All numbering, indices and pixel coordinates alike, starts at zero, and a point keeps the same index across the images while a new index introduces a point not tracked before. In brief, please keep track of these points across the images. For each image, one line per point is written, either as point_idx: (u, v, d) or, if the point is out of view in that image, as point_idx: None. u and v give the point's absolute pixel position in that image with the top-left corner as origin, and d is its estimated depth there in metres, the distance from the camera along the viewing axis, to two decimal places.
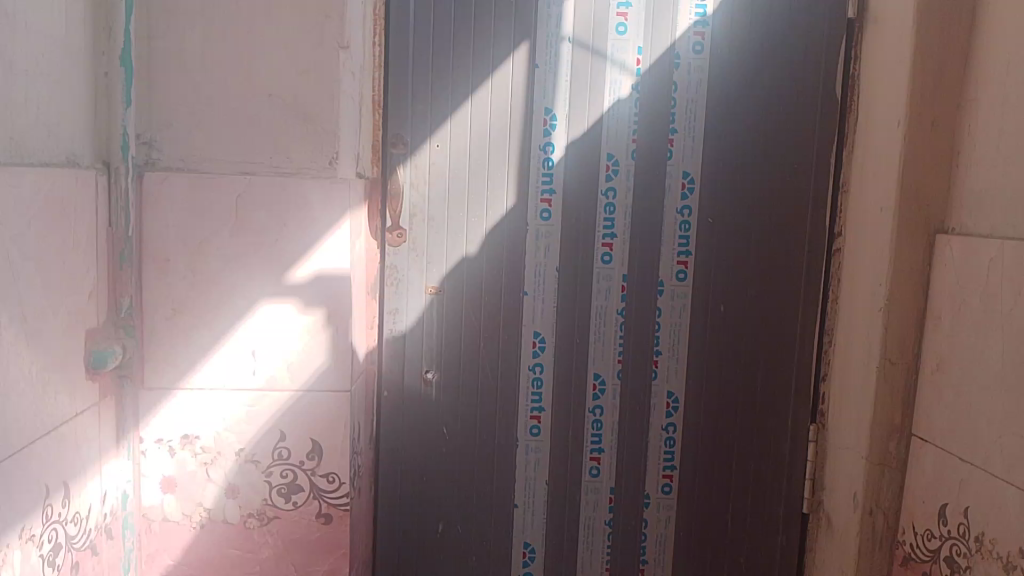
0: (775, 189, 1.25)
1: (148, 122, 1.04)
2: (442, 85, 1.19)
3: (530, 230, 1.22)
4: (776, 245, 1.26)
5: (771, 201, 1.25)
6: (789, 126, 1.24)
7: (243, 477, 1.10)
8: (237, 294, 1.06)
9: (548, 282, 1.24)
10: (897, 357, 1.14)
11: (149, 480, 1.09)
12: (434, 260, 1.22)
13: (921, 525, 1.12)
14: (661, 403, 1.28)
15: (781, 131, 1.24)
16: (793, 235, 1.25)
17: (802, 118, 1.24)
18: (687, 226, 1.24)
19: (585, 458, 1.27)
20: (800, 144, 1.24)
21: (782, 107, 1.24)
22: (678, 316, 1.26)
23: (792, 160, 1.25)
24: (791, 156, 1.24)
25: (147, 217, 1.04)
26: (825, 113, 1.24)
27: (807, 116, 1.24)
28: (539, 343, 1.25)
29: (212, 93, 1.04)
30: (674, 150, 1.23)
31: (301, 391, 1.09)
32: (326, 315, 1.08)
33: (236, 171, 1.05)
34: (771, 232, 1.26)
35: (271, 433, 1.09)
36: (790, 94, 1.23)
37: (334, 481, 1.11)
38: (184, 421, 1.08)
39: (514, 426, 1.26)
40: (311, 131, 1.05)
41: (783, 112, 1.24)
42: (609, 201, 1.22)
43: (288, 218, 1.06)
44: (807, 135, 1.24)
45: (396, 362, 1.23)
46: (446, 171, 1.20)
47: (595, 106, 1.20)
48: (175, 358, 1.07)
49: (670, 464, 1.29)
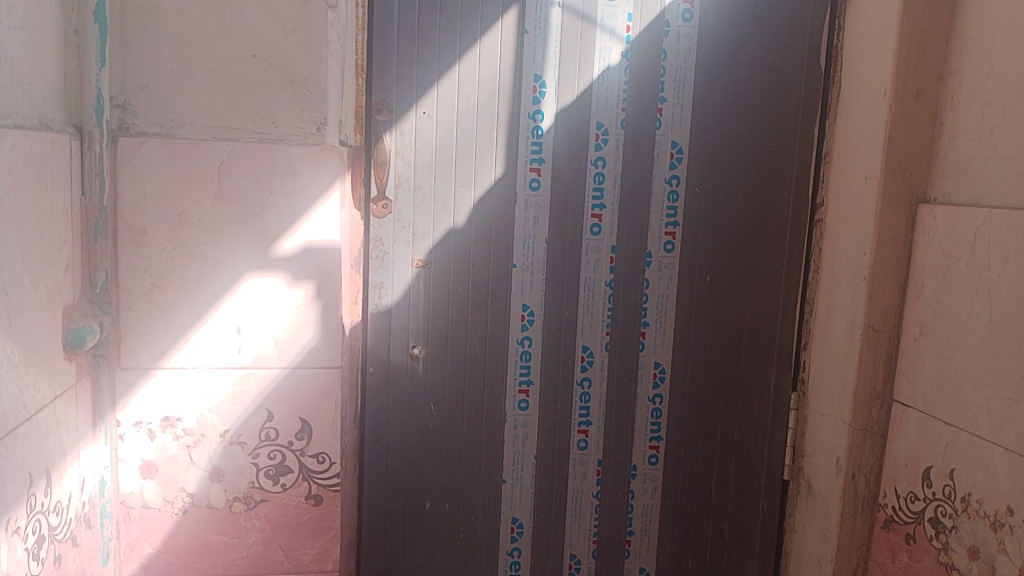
0: (759, 160, 1.26)
1: (121, 83, 0.97)
2: (429, 51, 1.15)
3: (518, 200, 1.20)
4: (759, 217, 1.27)
5: (756, 172, 1.26)
6: (774, 97, 1.25)
7: (228, 460, 1.05)
8: (221, 267, 1.01)
9: (537, 253, 1.22)
10: (881, 325, 1.17)
11: (127, 466, 1.03)
12: (421, 232, 1.18)
13: (904, 487, 1.15)
14: (647, 374, 1.28)
15: (766, 102, 1.25)
16: (777, 206, 1.27)
17: (786, 89, 1.25)
18: (676, 195, 1.24)
19: (573, 432, 1.27)
20: (784, 115, 1.25)
21: (767, 77, 1.24)
22: (665, 287, 1.26)
23: (776, 130, 1.26)
24: (776, 127, 1.26)
25: (123, 186, 0.98)
26: (808, 85, 1.25)
27: (791, 88, 1.25)
28: (528, 316, 1.23)
29: (190, 53, 0.98)
30: (663, 119, 1.22)
31: (288, 369, 1.05)
32: (316, 289, 1.04)
33: (217, 137, 0.99)
34: (755, 203, 1.27)
35: (257, 413, 1.05)
36: (774, 64, 1.24)
37: (323, 462, 1.08)
38: (165, 401, 1.03)
39: (501, 400, 1.24)
40: (297, 96, 1.00)
41: (768, 83, 1.25)
42: (598, 171, 1.21)
43: (275, 187, 1.01)
44: (790, 106, 1.25)
45: (382, 337, 1.20)
46: (433, 139, 1.17)
47: (585, 73, 1.18)
48: (154, 336, 1.01)
49: (657, 435, 1.30)
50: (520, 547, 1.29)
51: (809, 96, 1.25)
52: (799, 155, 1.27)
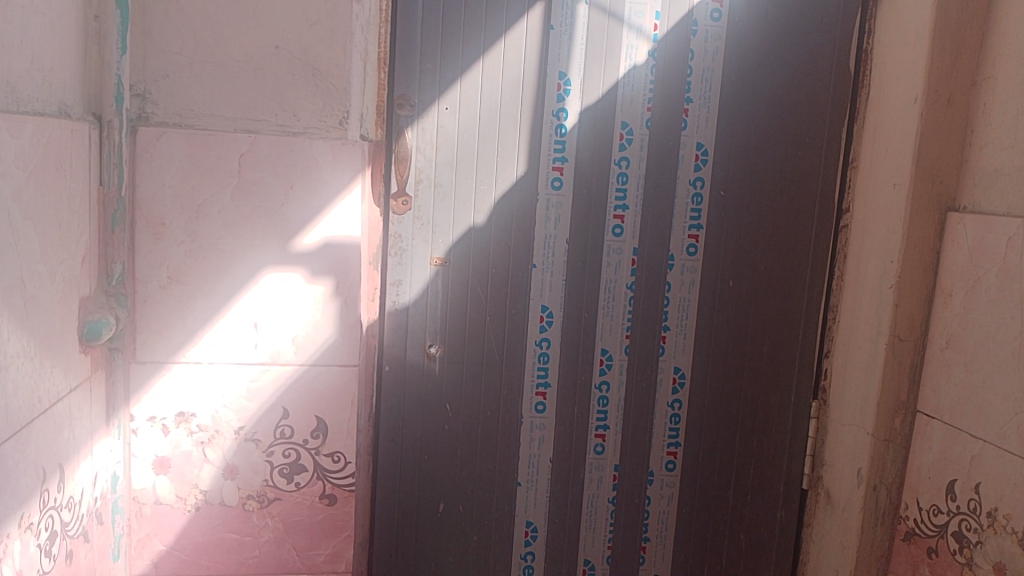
0: (784, 164, 1.24)
1: (142, 72, 0.95)
2: (452, 46, 1.13)
3: (540, 199, 1.19)
4: (783, 221, 1.26)
5: (782, 177, 1.25)
6: (801, 100, 1.23)
7: (243, 457, 1.03)
8: (238, 261, 0.99)
9: (557, 253, 1.20)
10: (907, 335, 1.15)
11: (140, 461, 1.02)
12: (441, 229, 1.17)
13: (927, 500, 1.13)
14: (667, 379, 1.26)
15: (793, 105, 1.23)
16: (801, 211, 1.26)
17: (813, 93, 1.23)
18: (700, 198, 1.23)
19: (589, 435, 1.25)
20: (810, 119, 1.24)
21: (794, 80, 1.23)
22: (687, 291, 1.25)
23: (802, 134, 1.24)
24: (802, 131, 1.24)
25: (141, 176, 0.96)
26: (836, 88, 1.23)
27: (818, 91, 1.23)
28: (547, 317, 1.21)
29: (212, 42, 0.96)
30: (688, 120, 1.21)
31: (306, 366, 1.03)
32: (334, 286, 1.02)
33: (238, 128, 0.98)
34: (780, 207, 1.25)
35: (273, 410, 1.03)
36: (802, 67, 1.23)
37: (339, 461, 1.06)
38: (179, 396, 1.01)
39: (518, 402, 1.22)
40: (320, 89, 0.99)
41: (794, 86, 1.23)
42: (622, 171, 1.20)
43: (295, 180, 0.99)
44: (817, 110, 1.24)
45: (398, 336, 1.18)
46: (455, 136, 1.15)
47: (611, 72, 1.17)
48: (170, 330, 0.99)
49: (675, 441, 1.28)
50: (533, 551, 1.27)
51: (836, 101, 1.24)
52: (825, 160, 1.25)
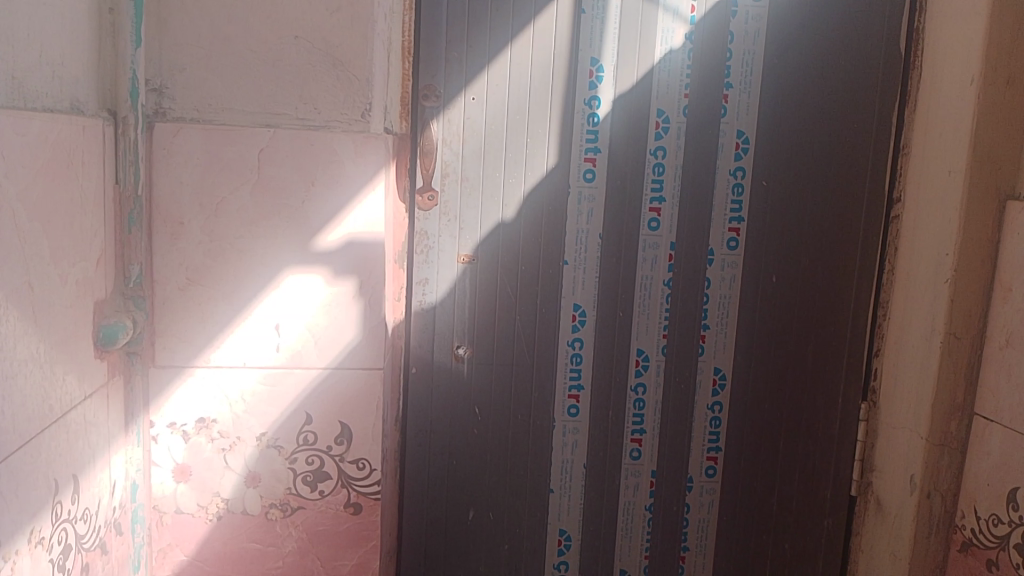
0: (827, 151, 1.18)
1: (157, 65, 0.92)
2: (479, 33, 1.09)
3: (571, 191, 1.13)
4: (830, 213, 1.19)
5: (827, 167, 1.18)
6: (846, 85, 1.17)
7: (265, 464, 1.00)
8: (258, 261, 0.95)
9: (590, 249, 1.15)
10: (963, 333, 1.08)
11: (160, 469, 0.99)
12: (468, 225, 1.12)
13: (986, 509, 1.07)
14: (706, 381, 1.21)
15: (839, 90, 1.17)
16: (847, 204, 1.19)
17: (859, 76, 1.17)
18: (740, 189, 1.17)
19: (625, 440, 1.20)
20: (856, 104, 1.18)
21: (839, 64, 1.17)
22: (727, 288, 1.19)
23: (849, 120, 1.18)
24: (847, 116, 1.18)
25: (159, 174, 0.93)
26: (885, 72, 1.17)
27: (864, 75, 1.17)
28: (580, 316, 1.16)
29: (230, 33, 0.92)
30: (728, 107, 1.15)
31: (328, 369, 0.99)
32: (358, 285, 0.98)
33: (258, 122, 0.94)
34: (826, 198, 1.19)
35: (295, 416, 0.99)
36: (847, 49, 1.17)
37: (364, 468, 1.01)
38: (199, 403, 0.97)
39: (550, 405, 1.17)
40: (341, 79, 0.95)
41: (839, 70, 1.17)
42: (658, 161, 1.14)
43: (317, 176, 0.95)
44: (864, 95, 1.18)
45: (425, 336, 1.14)
46: (483, 127, 1.10)
47: (645, 57, 1.12)
48: (190, 334, 0.96)
49: (716, 445, 1.22)
50: (567, 560, 1.22)
51: (884, 85, 1.17)
52: (872, 149, 1.19)
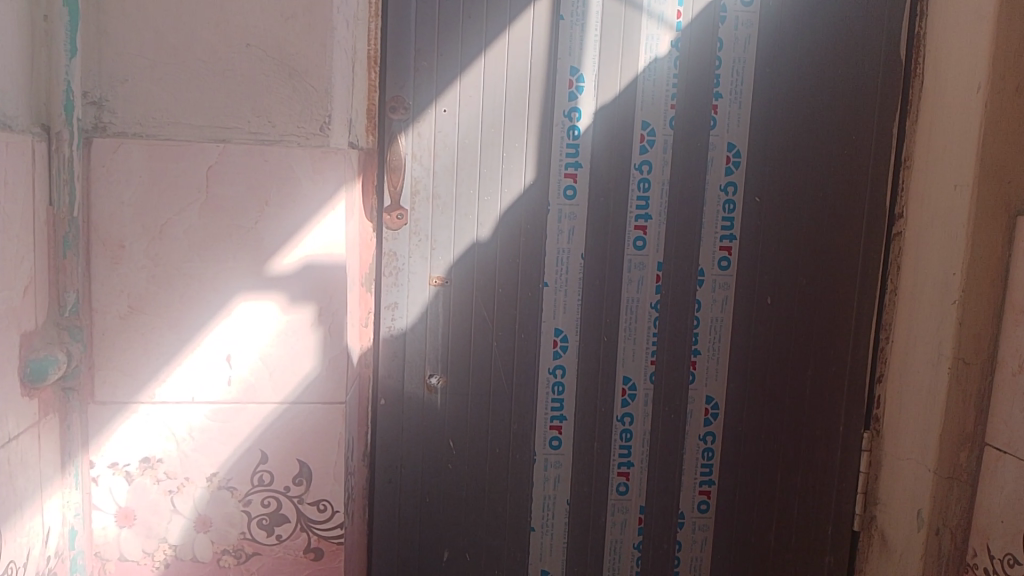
0: (821, 170, 1.17)
1: (97, 77, 0.84)
2: (450, 39, 1.06)
3: (552, 209, 1.11)
4: (826, 237, 1.18)
5: (822, 187, 1.17)
6: (838, 98, 1.16)
7: (216, 508, 0.92)
8: (206, 288, 0.88)
9: (571, 270, 1.12)
10: (973, 358, 1.03)
11: (102, 514, 0.91)
12: (440, 246, 1.09)
13: (1000, 548, 0.99)
14: (698, 410, 1.18)
15: (828, 104, 1.16)
16: (844, 225, 1.18)
17: (847, 87, 1.16)
18: (731, 206, 1.15)
19: (612, 474, 1.17)
20: (849, 123, 1.17)
21: (831, 76, 1.16)
22: (719, 310, 1.16)
23: (841, 135, 1.17)
24: (838, 131, 1.17)
25: (96, 194, 0.85)
26: (882, 88, 1.16)
27: (856, 89, 1.16)
28: (561, 342, 1.13)
29: (174, 42, 0.85)
30: (718, 118, 1.13)
31: (285, 404, 0.91)
32: (317, 312, 0.91)
33: (205, 137, 0.86)
34: (824, 220, 1.18)
35: (249, 454, 0.92)
36: (838, 62, 1.16)
37: (325, 510, 0.94)
38: (144, 441, 0.90)
39: (529, 438, 1.14)
40: (298, 91, 0.87)
41: (828, 80, 1.15)
42: (643, 176, 1.12)
43: (270, 195, 0.87)
44: (860, 110, 1.17)
45: (394, 365, 1.11)
46: (455, 140, 1.08)
47: (628, 65, 1.10)
48: (135, 367, 0.88)
49: (708, 479, 1.19)
50: None
51: (876, 100, 1.17)
52: (872, 167, 1.18)
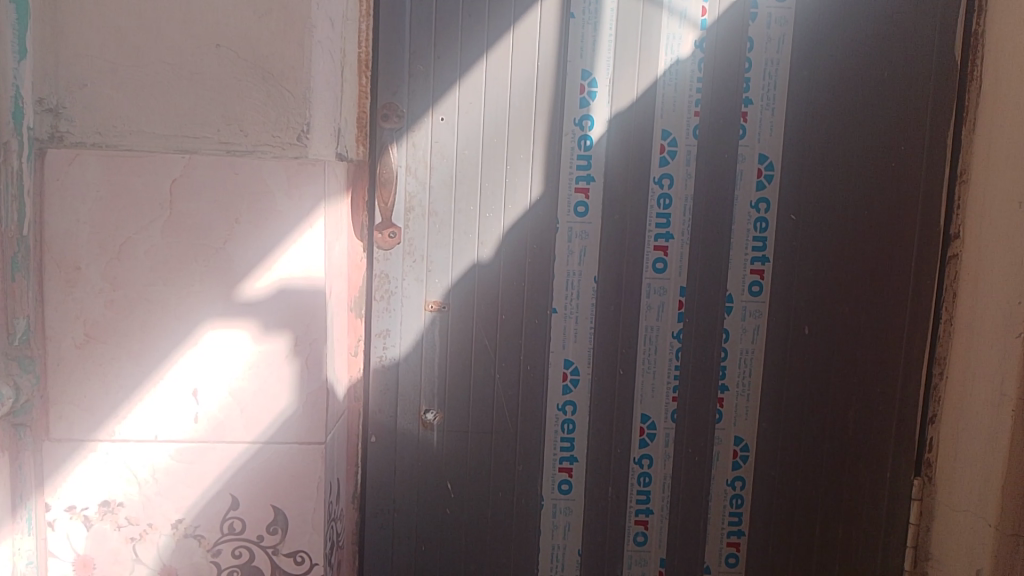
0: (868, 193, 1.07)
1: (52, 80, 0.76)
2: (447, 40, 1.03)
3: (561, 227, 1.06)
4: (867, 266, 1.09)
5: (868, 209, 1.08)
6: (884, 106, 1.06)
7: (182, 557, 0.83)
8: (173, 317, 0.79)
9: (582, 295, 1.07)
10: None
11: (59, 562, 0.82)
12: (437, 267, 1.06)
13: None
14: (727, 453, 1.11)
15: (869, 111, 1.06)
16: (896, 253, 1.08)
17: (892, 91, 1.06)
18: (764, 224, 1.07)
19: (629, 523, 1.11)
20: (896, 134, 1.07)
21: (875, 80, 1.06)
22: (749, 341, 1.09)
23: (885, 147, 1.07)
24: (880, 141, 1.07)
25: (50, 210, 0.76)
26: (934, 94, 1.06)
27: (901, 94, 1.06)
28: (572, 374, 1.09)
29: (138, 41, 0.76)
30: (748, 126, 1.05)
31: (257, 444, 0.82)
32: (293, 342, 0.82)
33: (170, 147, 0.77)
34: (869, 246, 1.08)
35: (218, 499, 0.83)
36: (883, 65, 1.06)
37: (302, 562, 0.86)
38: (103, 483, 0.81)
39: (537, 482, 1.10)
40: (272, 96, 0.78)
41: (869, 83, 1.06)
42: (663, 191, 1.06)
43: (242, 212, 0.79)
44: (909, 120, 1.07)
45: (387, 399, 1.08)
46: (453, 152, 1.04)
47: (647, 68, 1.04)
48: (93, 402, 0.80)
49: (737, 530, 1.12)
50: None
51: (925, 107, 1.07)
52: (924, 186, 1.08)
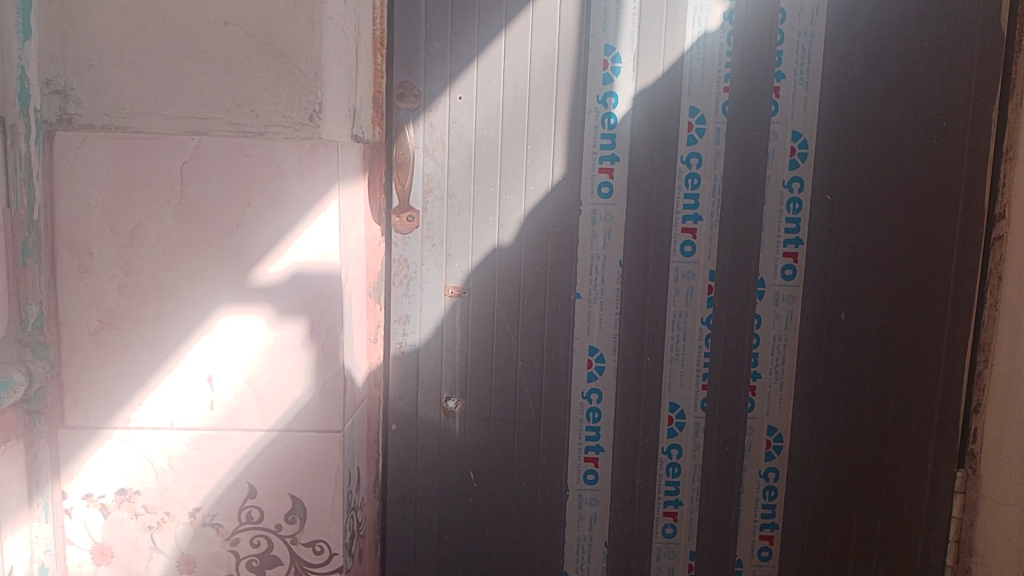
0: (907, 171, 1.03)
1: (59, 62, 0.75)
2: (466, 17, 1.00)
3: (584, 209, 1.03)
4: (907, 247, 1.04)
5: (907, 188, 1.03)
6: (924, 79, 1.02)
7: (200, 546, 0.82)
8: (185, 303, 0.78)
9: (607, 279, 1.04)
10: None
11: (76, 550, 0.81)
12: (456, 252, 1.04)
13: None
14: (760, 442, 1.07)
15: (907, 85, 1.02)
16: (938, 234, 1.04)
17: (932, 63, 1.01)
18: (797, 204, 1.03)
19: (658, 514, 1.08)
20: (937, 109, 1.02)
21: (914, 52, 1.01)
22: (782, 327, 1.05)
23: (926, 122, 1.02)
24: (919, 116, 1.02)
25: (60, 194, 0.75)
26: (979, 66, 1.01)
27: (942, 66, 1.01)
28: (597, 361, 1.06)
29: (145, 21, 0.75)
30: (780, 102, 1.01)
31: (273, 432, 0.81)
32: (308, 328, 0.80)
33: (181, 129, 0.76)
34: (909, 226, 1.04)
35: (235, 488, 0.81)
36: (923, 36, 1.01)
37: (322, 552, 0.84)
38: (119, 470, 0.80)
39: (562, 471, 1.07)
40: (283, 75, 0.76)
41: (907, 55, 1.01)
42: (691, 171, 1.02)
43: (253, 195, 0.77)
44: (951, 93, 1.02)
45: (407, 387, 1.06)
46: (472, 133, 1.02)
47: (673, 43, 1.00)
48: (106, 389, 0.79)
49: (771, 522, 1.09)
50: None
51: (969, 79, 1.01)
52: (969, 163, 1.02)
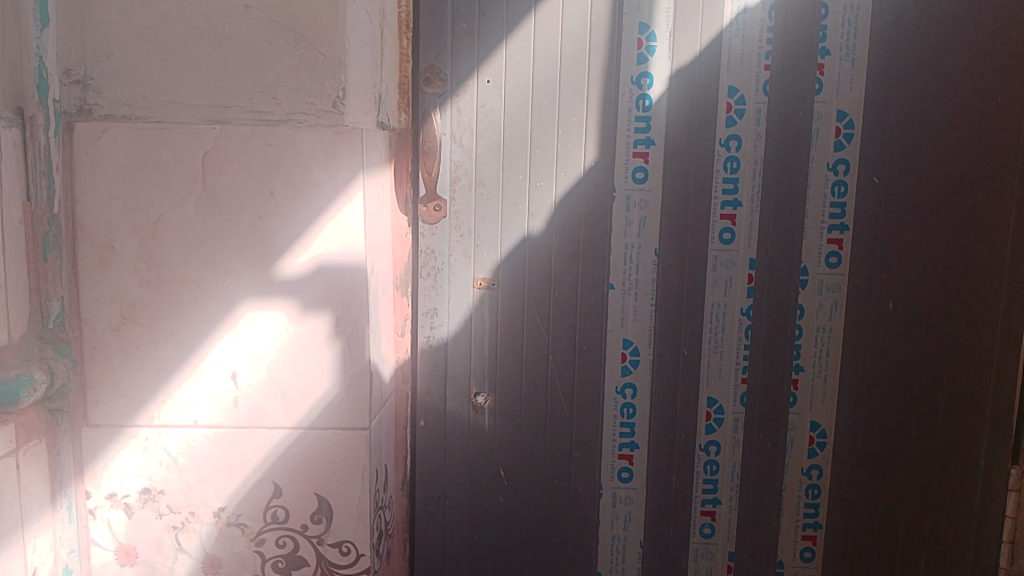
0: (956, 154, 0.99)
1: (78, 50, 0.72)
2: None
3: (618, 195, 0.99)
4: (956, 233, 1.00)
5: (957, 170, 0.99)
6: (974, 56, 0.98)
7: (225, 547, 0.80)
8: (208, 298, 0.76)
9: (642, 268, 1.00)
10: None
11: (101, 550, 0.80)
12: (485, 243, 1.01)
13: None
14: (802, 438, 1.03)
15: (956, 62, 0.98)
16: (989, 218, 1.00)
17: (982, 40, 0.97)
18: (843, 187, 0.98)
19: (695, 514, 1.05)
20: (987, 87, 0.98)
21: (963, 28, 0.97)
22: (825, 317, 1.01)
23: (976, 101, 0.98)
24: (970, 95, 0.98)
25: (81, 186, 0.74)
26: None
27: (993, 42, 0.97)
28: (631, 355, 1.02)
29: (164, 6, 0.72)
30: (824, 80, 0.96)
31: (299, 429, 0.79)
32: (333, 323, 0.77)
33: (202, 118, 0.73)
34: (959, 210, 1.00)
35: (261, 487, 0.79)
36: (972, 12, 0.97)
37: (349, 553, 0.81)
38: (143, 469, 0.78)
39: (595, 468, 1.04)
40: (306, 60, 0.73)
41: (955, 32, 0.97)
42: (731, 154, 0.98)
43: (277, 185, 0.74)
44: (1002, 71, 0.98)
45: (435, 382, 1.04)
46: (501, 118, 0.98)
47: (710, 21, 0.96)
48: (130, 386, 0.77)
49: (813, 522, 1.05)
50: None
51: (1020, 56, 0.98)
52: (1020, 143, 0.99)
